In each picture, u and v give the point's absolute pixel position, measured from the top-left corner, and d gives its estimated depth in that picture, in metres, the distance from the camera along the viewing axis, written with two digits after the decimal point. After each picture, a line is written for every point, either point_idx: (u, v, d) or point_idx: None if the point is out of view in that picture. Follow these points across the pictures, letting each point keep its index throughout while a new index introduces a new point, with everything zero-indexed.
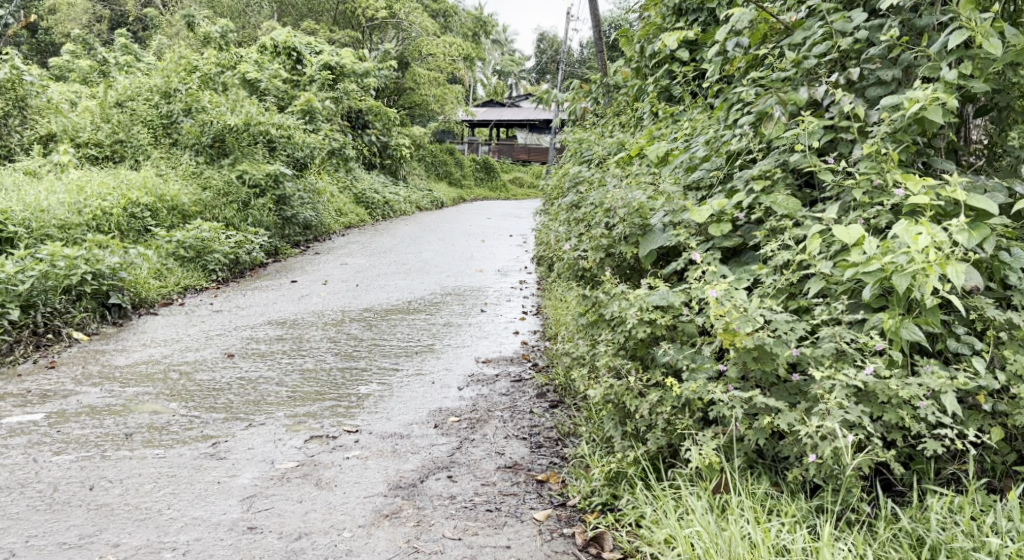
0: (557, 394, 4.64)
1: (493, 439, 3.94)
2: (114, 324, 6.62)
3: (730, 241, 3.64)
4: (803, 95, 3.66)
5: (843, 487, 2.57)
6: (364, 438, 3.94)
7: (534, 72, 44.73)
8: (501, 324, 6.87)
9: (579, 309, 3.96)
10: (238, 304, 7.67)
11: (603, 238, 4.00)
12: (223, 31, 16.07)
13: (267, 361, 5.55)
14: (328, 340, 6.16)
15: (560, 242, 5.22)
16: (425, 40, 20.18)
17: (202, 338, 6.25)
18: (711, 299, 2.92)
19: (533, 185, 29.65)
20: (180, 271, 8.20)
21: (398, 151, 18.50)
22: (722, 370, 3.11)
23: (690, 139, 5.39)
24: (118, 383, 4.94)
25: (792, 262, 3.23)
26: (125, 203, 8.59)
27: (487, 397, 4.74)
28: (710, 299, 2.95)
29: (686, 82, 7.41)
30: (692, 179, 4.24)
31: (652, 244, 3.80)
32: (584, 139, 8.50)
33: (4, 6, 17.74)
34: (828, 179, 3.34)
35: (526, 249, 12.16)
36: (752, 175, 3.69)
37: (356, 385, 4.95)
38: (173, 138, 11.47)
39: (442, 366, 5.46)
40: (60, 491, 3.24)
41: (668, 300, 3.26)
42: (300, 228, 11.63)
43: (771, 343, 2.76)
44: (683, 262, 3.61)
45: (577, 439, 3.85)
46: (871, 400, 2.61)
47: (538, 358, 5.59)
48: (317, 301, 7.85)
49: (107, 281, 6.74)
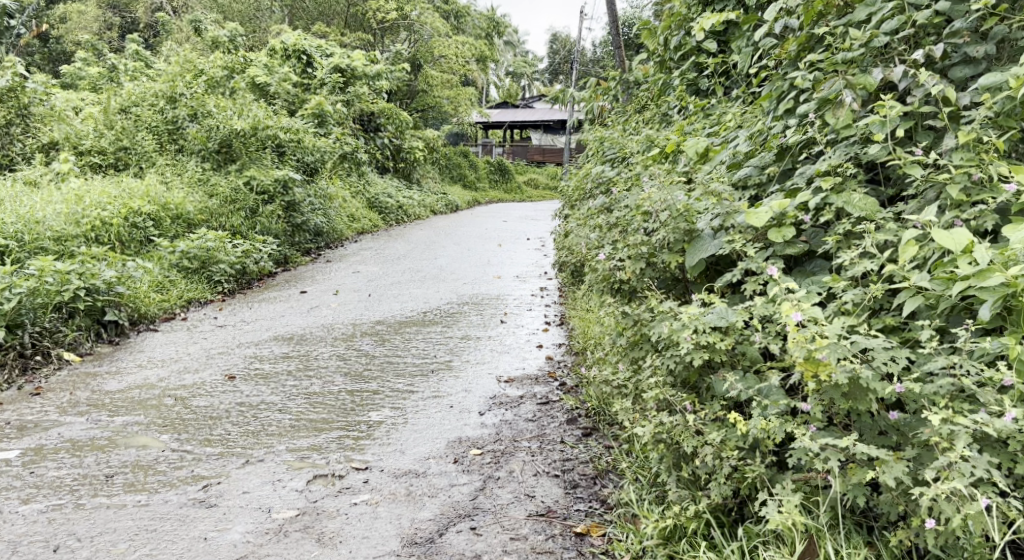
0: (590, 420, 4.18)
1: (521, 478, 3.48)
2: (110, 342, 6.21)
3: (793, 249, 3.16)
4: (876, 77, 3.17)
5: (964, 555, 2.11)
6: (374, 478, 3.48)
7: (548, 74, 44.38)
8: (523, 337, 6.38)
9: (617, 327, 3.49)
10: (244, 318, 7.24)
11: (643, 246, 3.53)
12: (230, 35, 15.62)
13: (270, 383, 5.09)
14: (336, 358, 5.70)
15: (591, 249, 4.74)
16: (438, 41, 19.70)
17: (202, 358, 5.80)
18: (789, 323, 2.45)
19: (549, 186, 29.12)
20: (182, 283, 7.79)
21: (411, 154, 18.05)
22: (796, 405, 2.64)
23: (731, 133, 4.88)
24: (106, 411, 4.50)
25: (875, 274, 2.76)
26: (125, 213, 8.19)
27: (510, 424, 4.24)
28: (790, 323, 2.47)
29: (716, 75, 6.88)
30: (739, 176, 3.75)
31: (701, 253, 3.30)
32: (606, 137, 8.01)
33: (14, 16, 17.48)
34: (914, 174, 2.85)
35: (545, 254, 11.68)
36: (818, 171, 3.20)
37: (367, 411, 4.48)
38: (179, 145, 11.08)
39: (461, 386, 4.97)
40: (19, 555, 2.86)
41: (726, 320, 2.81)
42: (311, 235, 11.21)
43: (866, 377, 2.30)
44: (738, 275, 3.15)
45: (618, 478, 3.40)
46: (998, 448, 2.14)
47: (567, 377, 5.09)
48: (327, 314, 7.40)
49: (102, 297, 6.33)
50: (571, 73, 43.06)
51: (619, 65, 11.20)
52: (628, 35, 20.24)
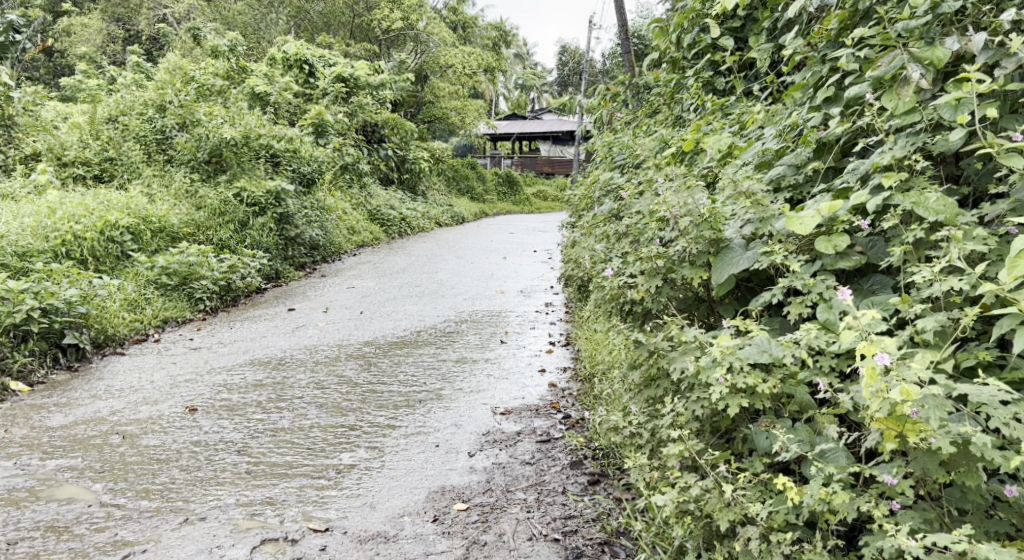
0: (598, 465, 3.58)
1: (513, 544, 2.92)
2: (68, 368, 5.63)
3: (848, 261, 2.53)
4: (946, 50, 2.58)
5: None
6: (334, 545, 2.95)
7: (556, 86, 44.04)
8: (524, 360, 5.75)
9: (629, 359, 2.90)
10: (222, 339, 6.65)
11: (659, 260, 2.94)
12: (233, 44, 15.01)
13: (235, 417, 4.49)
14: (315, 387, 5.09)
15: (597, 263, 4.16)
16: (444, 51, 19.15)
17: (166, 386, 5.19)
18: (866, 367, 1.92)
19: (558, 198, 28.48)
20: (160, 301, 7.22)
21: (416, 165, 17.46)
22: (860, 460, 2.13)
23: (758, 130, 4.26)
24: (40, 453, 3.92)
25: (961, 298, 2.20)
26: (101, 226, 7.64)
27: (504, 469, 3.64)
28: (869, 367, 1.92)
29: (736, 72, 6.25)
30: (771, 177, 3.22)
31: (731, 268, 2.74)
32: (614, 142, 7.41)
33: (17, 30, 16.99)
34: (1011, 166, 2.27)
35: (551, 267, 11.09)
36: (876, 166, 2.58)
37: (339, 453, 3.87)
38: (168, 155, 10.44)
39: (450, 420, 4.34)
40: None
41: (769, 355, 2.23)
42: (306, 248, 10.62)
43: (979, 444, 1.83)
44: (779, 294, 2.58)
45: (630, 545, 2.87)
46: None
47: (571, 409, 4.46)
48: (312, 334, 6.79)
49: (61, 318, 5.76)
50: (580, 83, 42.54)
51: (629, 71, 10.63)
52: (638, 45, 19.64)
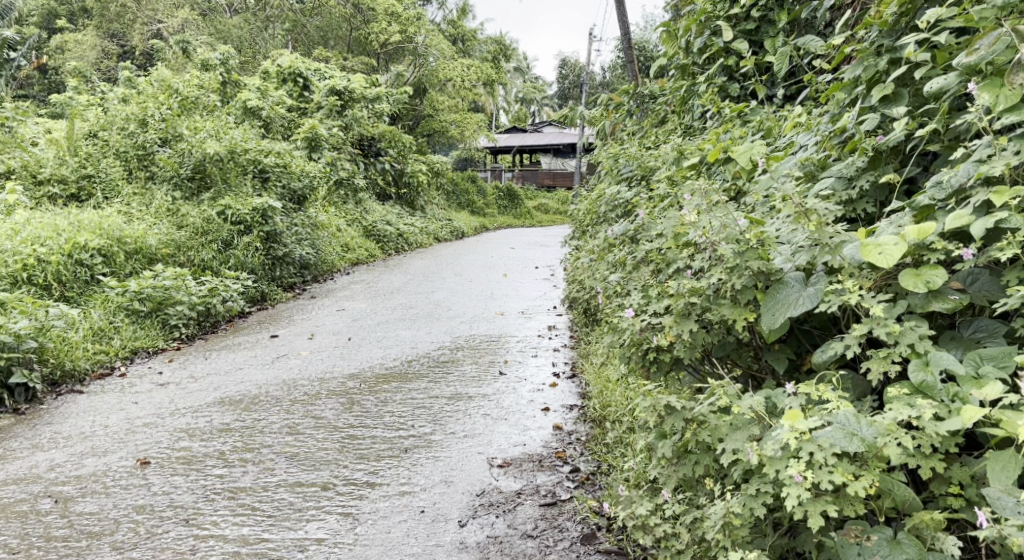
0: (615, 541, 3.03)
1: None
2: (14, 412, 5.05)
3: (948, 304, 1.95)
4: None
5: None
6: None
7: (557, 97, 43.46)
8: (526, 395, 5.14)
9: (657, 425, 2.38)
10: (192, 373, 6.03)
11: (693, 300, 2.38)
12: (224, 57, 14.42)
13: (192, 471, 3.90)
14: (289, 432, 4.48)
15: (612, 294, 3.59)
16: (443, 64, 18.54)
17: (121, 432, 4.58)
18: None
19: (561, 211, 27.84)
20: (130, 329, 6.61)
21: (414, 179, 16.83)
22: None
23: (792, 135, 3.68)
24: None
25: None
26: (69, 249, 7.07)
27: (502, 545, 3.06)
28: None
29: (754, 76, 5.66)
30: (817, 190, 2.67)
31: (788, 309, 2.15)
32: (620, 153, 6.83)
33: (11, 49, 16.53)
34: None
35: (554, 285, 10.49)
36: (978, 176, 2.03)
37: (306, 523, 3.26)
38: (150, 172, 9.87)
39: (440, 475, 3.73)
40: None
41: (861, 441, 1.83)
42: (296, 268, 9.97)
43: None
44: (854, 346, 2.01)
45: None
46: None
47: (580, 460, 3.85)
48: (292, 366, 6.18)
49: (8, 354, 5.17)
50: (581, 95, 41.93)
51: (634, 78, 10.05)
52: (643, 58, 18.95)
